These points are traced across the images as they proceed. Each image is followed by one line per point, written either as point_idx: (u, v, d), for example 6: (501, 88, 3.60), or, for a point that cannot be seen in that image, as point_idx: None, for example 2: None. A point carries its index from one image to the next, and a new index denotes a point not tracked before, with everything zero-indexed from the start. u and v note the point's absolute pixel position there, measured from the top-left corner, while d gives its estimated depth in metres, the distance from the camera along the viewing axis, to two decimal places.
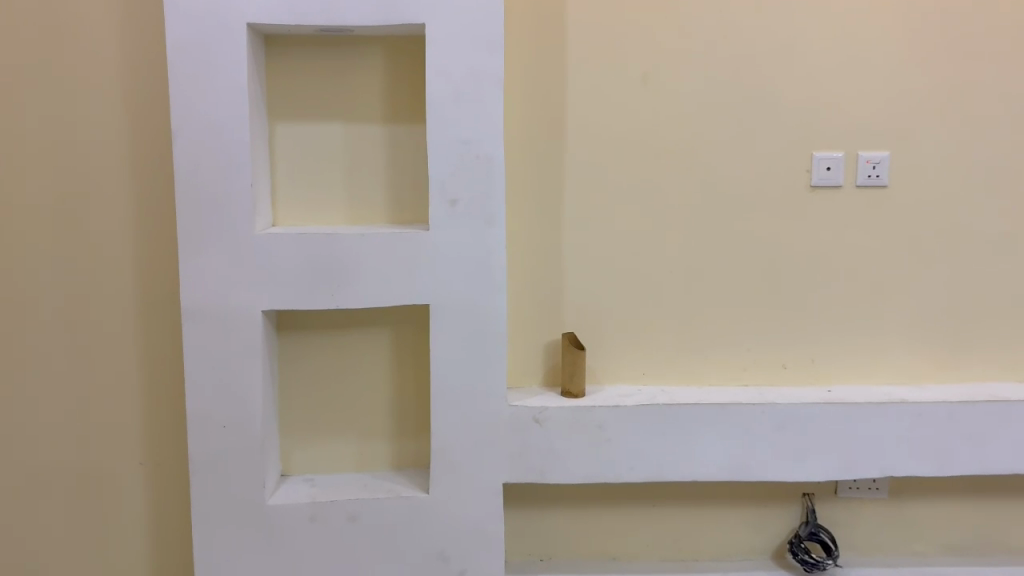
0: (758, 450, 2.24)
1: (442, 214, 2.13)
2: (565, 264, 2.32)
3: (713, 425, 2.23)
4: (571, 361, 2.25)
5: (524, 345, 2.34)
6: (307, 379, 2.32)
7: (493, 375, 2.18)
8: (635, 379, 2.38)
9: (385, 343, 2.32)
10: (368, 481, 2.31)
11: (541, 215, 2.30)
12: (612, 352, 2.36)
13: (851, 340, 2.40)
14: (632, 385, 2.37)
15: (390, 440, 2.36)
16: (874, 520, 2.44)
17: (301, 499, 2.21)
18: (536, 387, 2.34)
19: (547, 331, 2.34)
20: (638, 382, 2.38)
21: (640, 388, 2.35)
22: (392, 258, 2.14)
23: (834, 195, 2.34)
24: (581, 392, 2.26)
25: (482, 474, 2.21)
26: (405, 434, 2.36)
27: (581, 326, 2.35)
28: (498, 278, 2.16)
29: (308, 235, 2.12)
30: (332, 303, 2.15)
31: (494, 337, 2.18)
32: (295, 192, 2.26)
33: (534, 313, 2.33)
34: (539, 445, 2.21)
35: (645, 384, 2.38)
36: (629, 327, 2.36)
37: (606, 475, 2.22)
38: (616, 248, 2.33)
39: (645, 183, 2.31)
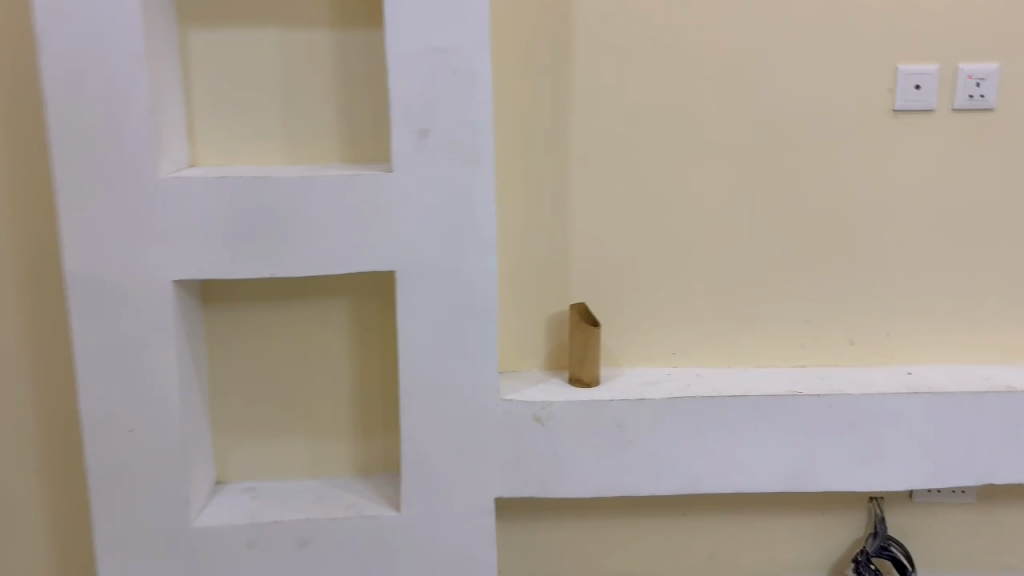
0: (821, 452, 1.75)
1: (411, 149, 1.59)
2: (573, 216, 1.79)
3: (765, 422, 1.73)
4: (582, 340, 1.75)
5: (521, 319, 1.83)
6: (243, 363, 1.83)
7: (482, 361, 1.68)
8: (661, 361, 1.88)
9: (341, 318, 1.81)
10: (324, 492, 1.82)
11: (543, 150, 1.76)
12: (632, 327, 1.85)
13: (938, 308, 1.88)
14: (658, 369, 1.87)
15: (356, 435, 1.87)
16: (957, 531, 1.96)
17: (237, 520, 1.73)
18: (536, 373, 1.84)
19: (550, 302, 1.83)
20: (666, 365, 1.88)
21: (669, 372, 1.85)
22: (343, 211, 1.61)
23: (924, 121, 1.80)
24: (597, 380, 1.76)
25: (468, 485, 1.72)
26: (372, 431, 1.87)
27: (594, 295, 1.83)
28: (487, 234, 1.64)
29: (230, 180, 1.59)
30: (266, 271, 1.63)
31: (483, 312, 1.66)
32: (219, 122, 1.72)
33: (533, 279, 1.81)
34: (541, 450, 1.71)
35: (673, 366, 1.88)
36: (654, 296, 1.84)
37: (626, 487, 1.74)
38: (639, 193, 1.80)
39: (679, 107, 1.77)
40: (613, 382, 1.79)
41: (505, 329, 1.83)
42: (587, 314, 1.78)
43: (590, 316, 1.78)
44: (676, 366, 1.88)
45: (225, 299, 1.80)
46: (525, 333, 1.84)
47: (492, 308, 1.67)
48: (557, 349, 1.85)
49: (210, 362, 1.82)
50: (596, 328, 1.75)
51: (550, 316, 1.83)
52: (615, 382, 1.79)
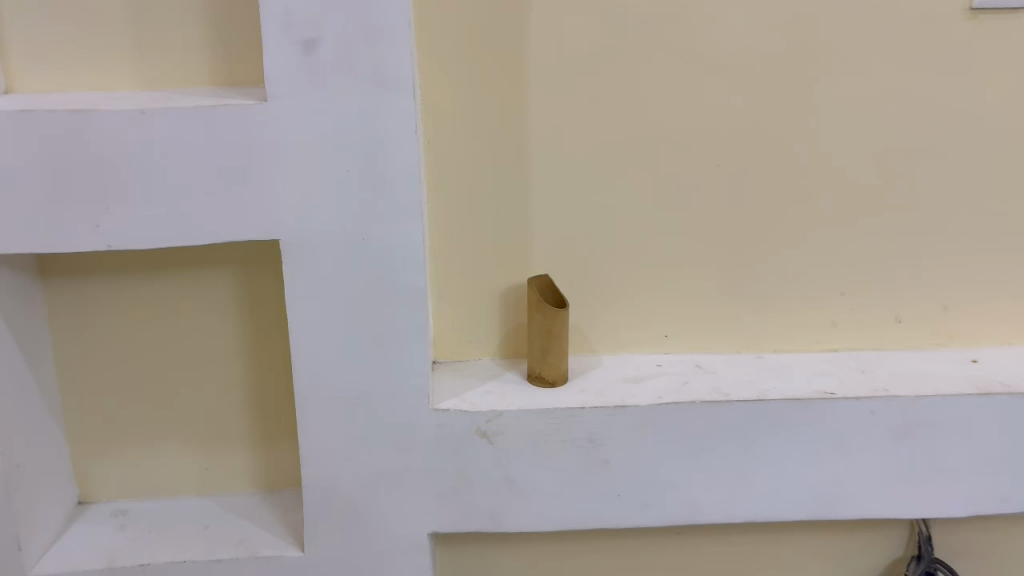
0: (859, 471, 1.33)
1: (293, 70, 1.12)
2: (532, 158, 1.33)
3: (786, 433, 1.30)
4: (543, 327, 1.31)
5: (463, 295, 1.39)
6: (99, 356, 1.39)
7: (405, 359, 1.25)
8: (649, 346, 1.44)
9: (225, 297, 1.37)
10: (212, 519, 1.41)
11: (489, 68, 1.29)
12: (610, 303, 1.42)
13: (1014, 275, 1.43)
14: (647, 357, 1.44)
15: (255, 442, 1.45)
16: (1021, 552, 1.56)
17: (91, 563, 1.33)
18: (485, 364, 1.41)
19: (502, 272, 1.38)
20: (654, 352, 1.45)
21: (660, 362, 1.42)
22: (203, 159, 1.15)
23: (1011, 23, 1.32)
24: (563, 378, 1.33)
25: (393, 518, 1.31)
26: (276, 439, 1.45)
27: (560, 262, 1.39)
28: (410, 188, 1.18)
29: (38, 117, 1.13)
30: (101, 243, 1.18)
31: (406, 294, 1.23)
32: (41, 32, 1.24)
33: (478, 241, 1.36)
34: (489, 475, 1.29)
35: (664, 353, 1.45)
36: (641, 262, 1.40)
37: (603, 518, 1.32)
38: (622, 125, 1.33)
39: (675, 5, 1.28)
40: (586, 378, 1.36)
41: (442, 308, 1.39)
42: (552, 289, 1.34)
43: (554, 293, 1.34)
44: (668, 352, 1.45)
45: (69, 271, 1.35)
46: (469, 313, 1.40)
47: (420, 289, 1.23)
48: (513, 332, 1.42)
49: (56, 354, 1.38)
50: (562, 309, 1.31)
51: (502, 291, 1.39)
52: (588, 378, 1.36)
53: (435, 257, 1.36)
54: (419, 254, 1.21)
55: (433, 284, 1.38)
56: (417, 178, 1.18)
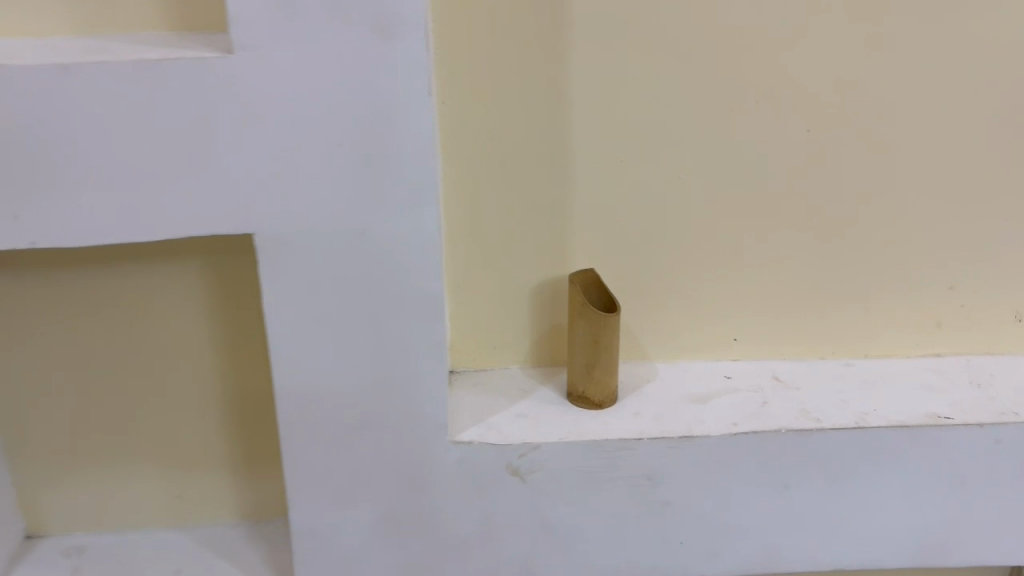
0: (975, 510, 1.08)
1: (265, 12, 0.84)
2: (576, 124, 1.05)
3: (890, 467, 1.05)
4: (589, 337, 1.05)
5: (486, 292, 1.13)
6: (43, 369, 1.13)
7: (416, 380, 0.99)
8: (711, 352, 1.19)
9: (196, 299, 1.11)
10: (186, 560, 1.17)
11: (522, 7, 0.99)
12: (666, 301, 1.15)
13: None
14: (710, 364, 1.18)
15: (235, 467, 1.20)
16: None
17: None
18: (513, 376, 1.16)
19: (535, 263, 1.12)
20: (718, 359, 1.19)
21: (727, 371, 1.17)
22: (152, 131, 0.87)
23: None
24: (611, 399, 1.08)
25: (404, 568, 1.07)
26: (261, 463, 1.20)
27: (606, 252, 1.12)
28: (422, 167, 0.91)
29: None
30: (23, 239, 0.91)
31: (418, 301, 0.96)
32: None
33: (506, 227, 1.09)
34: (521, 519, 1.04)
35: (729, 359, 1.19)
36: (706, 252, 1.13)
37: (660, 565, 1.08)
38: (690, 81, 1.04)
39: None
40: (639, 397, 1.10)
41: (460, 308, 1.13)
42: (599, 288, 1.07)
43: (602, 291, 1.07)
44: (734, 359, 1.19)
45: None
46: (494, 314, 1.14)
47: (436, 294, 0.96)
48: (547, 336, 1.16)
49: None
50: (614, 314, 1.04)
51: (535, 286, 1.13)
52: (640, 397, 1.10)
53: (451, 246, 1.10)
54: (435, 250, 0.95)
55: (448, 281, 1.11)
56: (431, 153, 0.91)
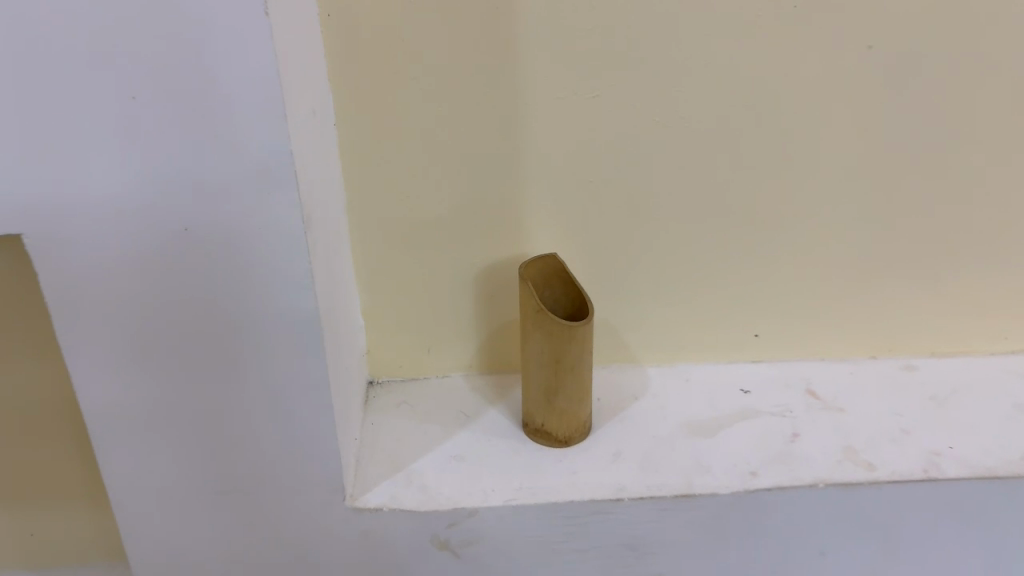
0: None
1: None
2: (528, 44, 0.71)
3: (967, 527, 0.76)
4: (549, 355, 0.74)
5: (410, 279, 0.81)
6: None
7: (295, 429, 0.69)
8: (720, 351, 0.88)
9: None
10: None
11: None
12: (660, 287, 0.84)
13: None
14: (720, 368, 0.88)
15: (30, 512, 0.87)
16: None
17: None
18: (452, 390, 0.86)
19: (476, 239, 0.80)
20: (729, 359, 0.88)
21: (744, 379, 0.86)
22: None
23: None
24: (581, 433, 0.78)
25: None
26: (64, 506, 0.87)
27: (576, 224, 0.80)
28: (275, 143, 0.57)
29: None
30: None
31: (287, 328, 0.65)
32: None
33: (432, 192, 0.77)
34: None
35: (745, 360, 0.89)
36: (717, 222, 0.80)
37: None
38: None
39: None
40: (620, 426, 0.80)
41: (376, 301, 0.82)
42: (565, 282, 0.76)
43: (570, 286, 0.76)
44: (751, 360, 0.89)
45: None
46: (423, 308, 0.83)
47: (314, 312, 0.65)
48: (498, 334, 0.86)
49: None
50: (585, 324, 0.73)
51: (478, 269, 0.81)
52: (622, 426, 0.80)
53: (354, 219, 0.78)
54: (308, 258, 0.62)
55: (356, 266, 0.80)
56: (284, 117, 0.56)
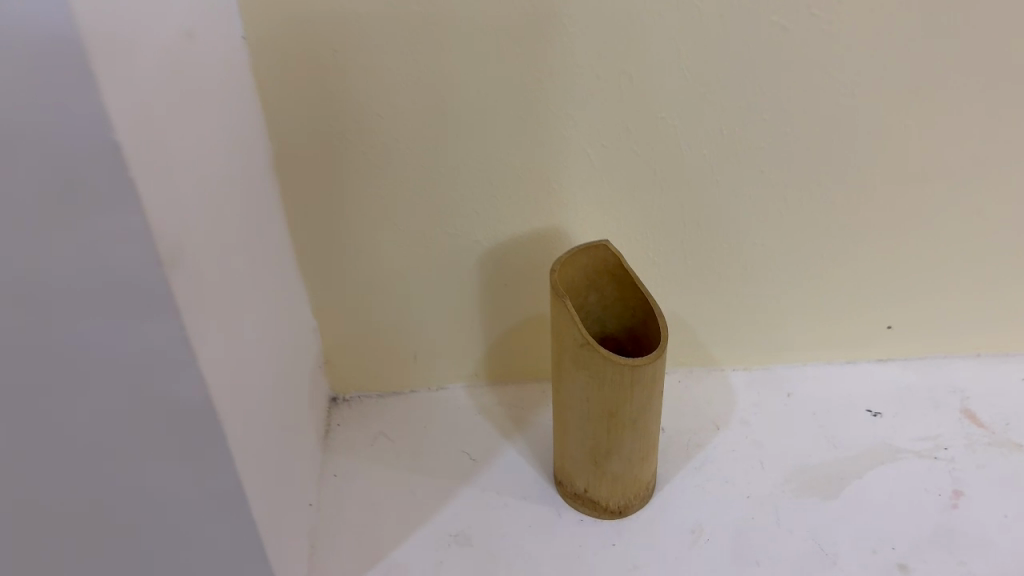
0: None
1: None
2: None
3: None
4: (599, 406, 0.47)
5: (382, 256, 0.55)
6: None
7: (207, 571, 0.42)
8: (833, 346, 0.62)
9: None
10: None
11: None
12: (754, 264, 0.57)
13: None
14: (831, 370, 0.62)
15: None
16: None
17: None
18: (448, 411, 0.60)
19: (478, 202, 0.52)
20: (845, 358, 0.62)
21: (869, 390, 0.60)
22: None
23: None
24: (641, 498, 0.53)
25: None
26: None
27: (633, 178, 0.52)
28: (81, 137, 0.27)
29: None
30: None
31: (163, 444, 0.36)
32: None
33: (411, 135, 0.49)
34: None
35: (867, 359, 0.63)
36: (850, 171, 0.53)
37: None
38: None
39: None
40: (696, 477, 0.55)
41: (331, 285, 0.56)
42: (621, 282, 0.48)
43: (630, 289, 0.49)
44: (876, 358, 0.63)
45: None
46: (404, 297, 0.57)
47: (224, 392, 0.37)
48: (516, 332, 0.59)
49: None
50: (657, 358, 0.46)
51: (482, 244, 0.54)
52: (699, 480, 0.55)
53: (288, 170, 0.51)
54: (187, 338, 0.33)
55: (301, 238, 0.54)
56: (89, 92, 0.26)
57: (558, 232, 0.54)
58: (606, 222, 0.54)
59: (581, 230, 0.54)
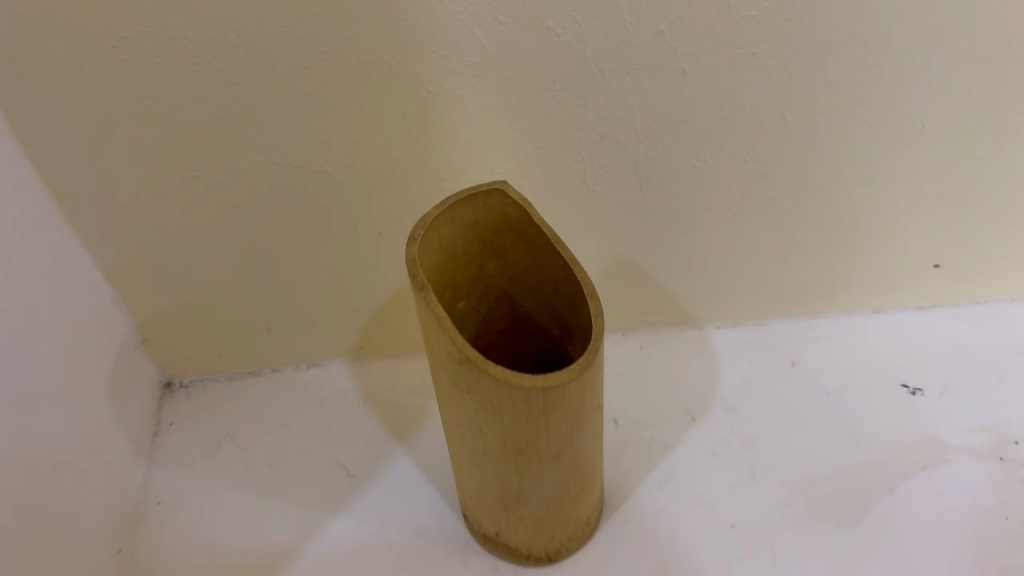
0: None
1: None
2: None
3: None
4: (500, 441, 0.31)
5: (189, 202, 0.37)
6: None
7: None
8: (853, 292, 0.45)
9: None
10: None
11: None
12: (742, 187, 0.39)
13: None
14: (850, 322, 0.45)
15: None
16: None
17: None
18: (322, 399, 0.44)
19: (318, 119, 0.34)
20: (871, 306, 0.46)
21: (903, 352, 0.44)
22: None
23: None
24: (580, 539, 0.37)
25: None
26: None
27: (552, 72, 0.34)
28: None
29: None
30: None
31: None
32: None
33: (186, 20, 0.31)
34: None
35: (901, 306, 0.46)
36: (887, 50, 0.34)
37: None
38: None
39: None
40: (660, 495, 0.39)
41: (127, 246, 0.39)
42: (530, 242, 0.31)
43: (546, 254, 0.31)
44: (914, 305, 0.46)
45: None
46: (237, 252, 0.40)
47: None
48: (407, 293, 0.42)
49: None
50: (584, 369, 0.29)
51: (336, 178, 0.37)
52: (666, 499, 0.39)
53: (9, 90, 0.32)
54: None
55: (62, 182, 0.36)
56: None
57: (448, 158, 0.36)
58: (516, 138, 0.36)
59: (483, 152, 0.36)
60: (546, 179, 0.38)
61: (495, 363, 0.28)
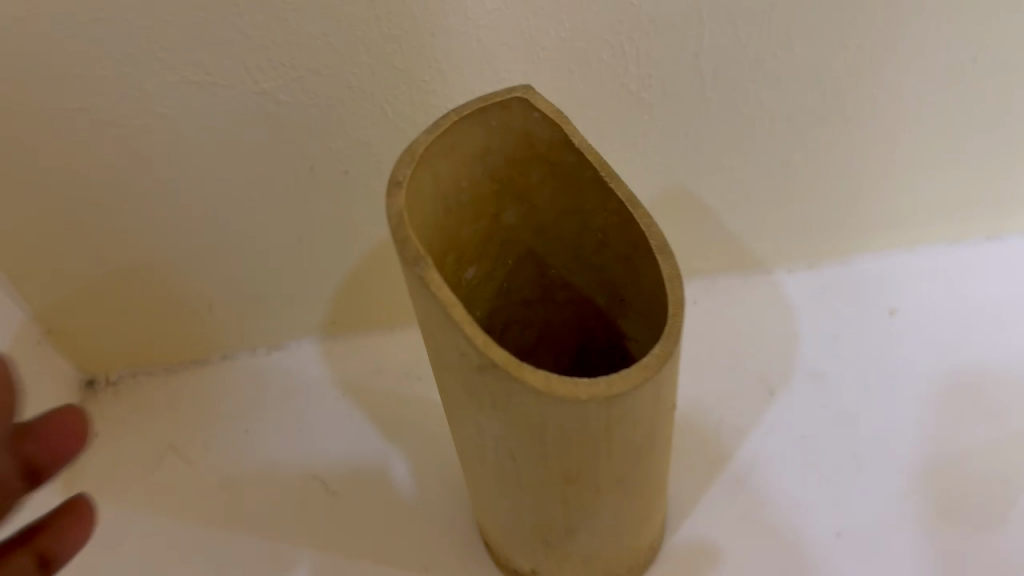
0: None
1: None
2: None
3: None
4: (542, 471, 0.22)
5: (82, 145, 0.28)
6: None
7: None
8: (962, 216, 0.35)
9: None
10: None
11: None
12: (832, 77, 0.29)
13: None
14: (960, 253, 0.36)
15: None
16: None
17: None
18: (287, 393, 0.35)
19: (256, 8, 0.25)
20: (984, 231, 0.36)
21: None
22: None
23: None
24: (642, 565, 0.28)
25: None
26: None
27: None
28: None
29: None
30: None
31: None
32: None
33: None
34: None
35: (1006, 232, 0.36)
36: None
37: None
38: None
39: None
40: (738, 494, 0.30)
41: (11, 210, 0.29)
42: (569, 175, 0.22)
43: (590, 192, 0.22)
44: None
45: None
46: (162, 208, 0.30)
47: None
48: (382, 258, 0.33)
49: None
50: (662, 363, 0.20)
51: (286, 97, 0.27)
52: (750, 503, 0.30)
53: None
54: None
55: None
56: None
57: (438, 60, 0.27)
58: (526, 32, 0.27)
59: (485, 50, 0.27)
60: (566, 92, 0.29)
61: (535, 368, 0.19)
